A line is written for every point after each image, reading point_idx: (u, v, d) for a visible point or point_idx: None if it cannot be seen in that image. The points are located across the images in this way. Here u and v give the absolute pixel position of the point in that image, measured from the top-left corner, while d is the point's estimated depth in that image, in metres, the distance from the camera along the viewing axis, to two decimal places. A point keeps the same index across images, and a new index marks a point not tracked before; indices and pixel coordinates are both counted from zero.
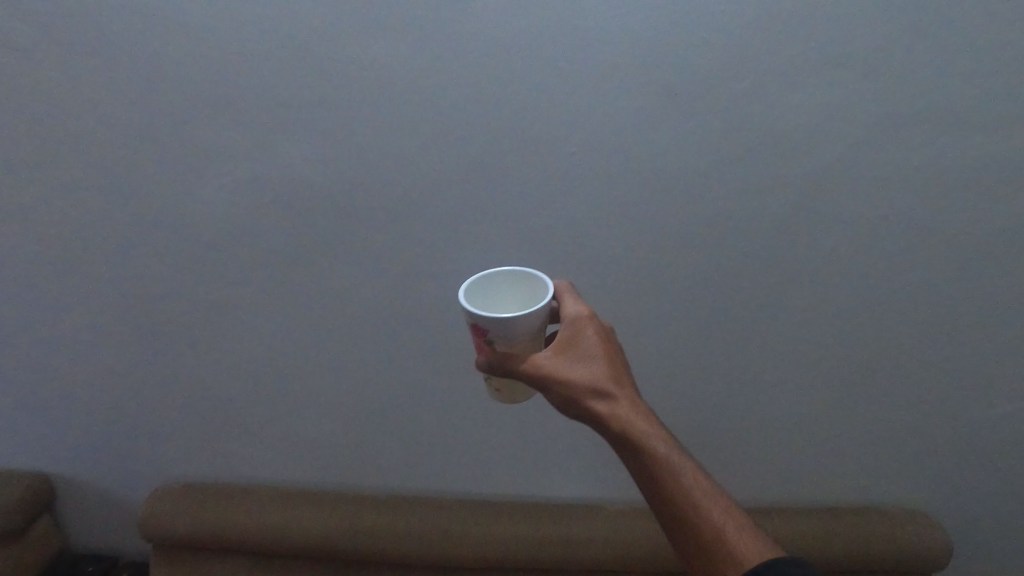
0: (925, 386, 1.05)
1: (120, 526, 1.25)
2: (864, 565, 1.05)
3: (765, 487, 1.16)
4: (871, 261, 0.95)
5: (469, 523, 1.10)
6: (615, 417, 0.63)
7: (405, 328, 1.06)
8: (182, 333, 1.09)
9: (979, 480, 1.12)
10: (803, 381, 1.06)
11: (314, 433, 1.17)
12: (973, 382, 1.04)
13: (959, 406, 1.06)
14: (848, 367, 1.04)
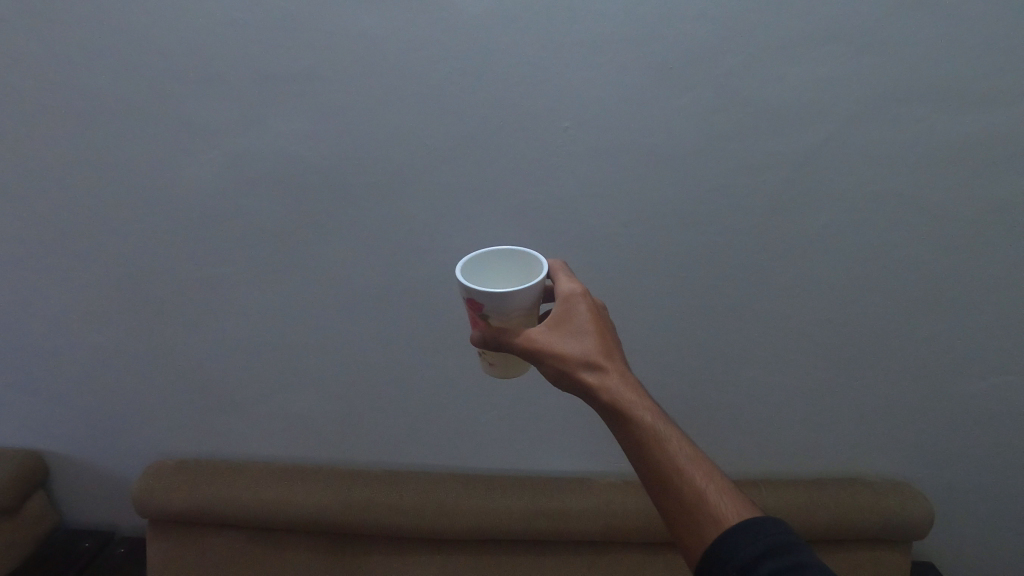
0: (933, 353, 0.98)
1: (114, 500, 1.25)
2: (849, 533, 1.02)
3: (756, 458, 1.12)
4: (889, 226, 0.88)
5: (459, 499, 1.04)
6: (613, 399, 0.56)
7: (379, 303, 1.01)
8: (173, 318, 1.04)
9: (988, 451, 1.06)
10: (810, 350, 1.00)
11: (297, 412, 1.13)
12: (996, 359, 0.97)
13: (972, 375, 0.99)
14: (860, 336, 0.98)
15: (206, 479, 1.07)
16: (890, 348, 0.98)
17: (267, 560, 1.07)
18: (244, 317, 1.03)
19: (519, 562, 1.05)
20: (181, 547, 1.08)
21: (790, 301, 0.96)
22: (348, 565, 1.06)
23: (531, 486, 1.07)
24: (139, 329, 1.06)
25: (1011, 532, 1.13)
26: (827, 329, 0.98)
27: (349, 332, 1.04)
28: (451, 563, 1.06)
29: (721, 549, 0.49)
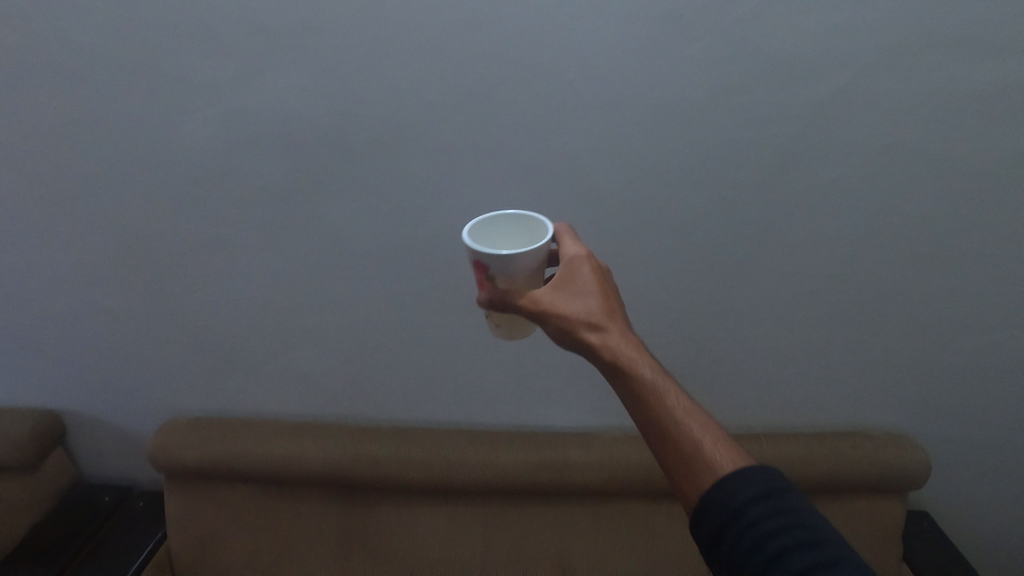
0: (935, 310, 0.98)
1: (130, 456, 1.29)
2: (846, 483, 1.05)
3: (757, 412, 1.14)
4: (896, 182, 0.87)
5: (465, 453, 1.06)
6: (613, 354, 0.57)
7: (381, 263, 1.01)
8: (178, 281, 1.05)
9: (987, 404, 1.07)
10: (812, 307, 1.00)
11: (304, 371, 1.15)
12: (999, 315, 0.97)
13: (976, 329, 0.99)
14: (863, 293, 0.98)
15: (218, 437, 1.10)
16: (893, 304, 0.98)
17: (281, 511, 1.11)
18: (248, 278, 1.04)
19: (524, 512, 1.09)
20: (198, 500, 1.12)
21: (794, 258, 0.95)
22: (359, 515, 1.10)
23: (535, 441, 1.09)
24: (144, 291, 1.07)
25: (1005, 483, 1.16)
26: (830, 286, 0.97)
27: (353, 292, 1.04)
28: (458, 513, 1.09)
29: (716, 496, 0.50)
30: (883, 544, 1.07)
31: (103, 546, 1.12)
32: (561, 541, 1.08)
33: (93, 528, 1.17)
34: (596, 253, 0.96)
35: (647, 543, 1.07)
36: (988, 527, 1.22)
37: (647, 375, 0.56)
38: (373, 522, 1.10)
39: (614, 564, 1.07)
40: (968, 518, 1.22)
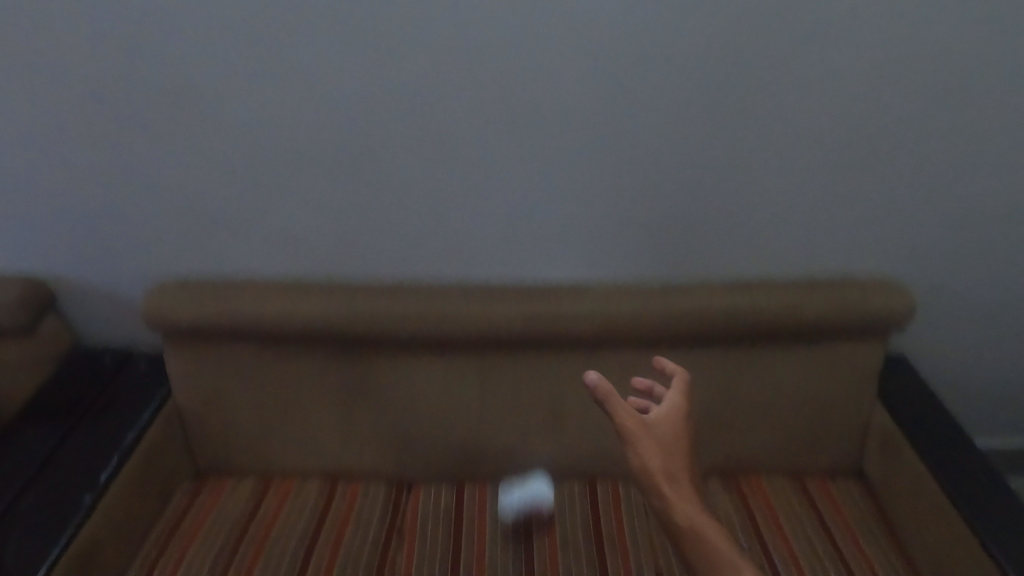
0: (903, 144, 1.03)
1: (121, 323, 1.28)
2: (831, 327, 1.08)
3: (751, 262, 1.13)
4: (847, 12, 0.94)
5: (460, 306, 1.07)
6: (689, 521, 0.75)
7: (379, 102, 1.01)
8: (164, 134, 1.05)
9: (965, 244, 1.12)
10: (789, 147, 1.03)
11: (294, 229, 1.13)
12: (958, 144, 1.03)
13: (957, 166, 1.05)
14: (835, 129, 1.02)
15: (210, 296, 1.09)
16: (882, 139, 1.03)
17: (282, 366, 1.14)
18: (244, 120, 1.03)
19: (518, 361, 1.12)
20: (197, 357, 1.14)
21: (788, 91, 0.99)
22: (358, 368, 1.13)
23: (529, 293, 1.09)
24: (138, 135, 1.05)
25: (974, 322, 1.22)
26: (823, 120, 1.01)
27: (349, 135, 1.04)
28: (455, 364, 1.12)
29: None
30: (857, 384, 1.13)
31: (108, 405, 1.15)
32: (554, 388, 1.13)
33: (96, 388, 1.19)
34: (576, 92, 1.00)
35: (635, 387, 1.13)
36: (956, 370, 1.29)
37: (715, 545, 0.74)
38: (372, 375, 1.13)
39: (603, 406, 1.14)
40: (939, 363, 1.28)
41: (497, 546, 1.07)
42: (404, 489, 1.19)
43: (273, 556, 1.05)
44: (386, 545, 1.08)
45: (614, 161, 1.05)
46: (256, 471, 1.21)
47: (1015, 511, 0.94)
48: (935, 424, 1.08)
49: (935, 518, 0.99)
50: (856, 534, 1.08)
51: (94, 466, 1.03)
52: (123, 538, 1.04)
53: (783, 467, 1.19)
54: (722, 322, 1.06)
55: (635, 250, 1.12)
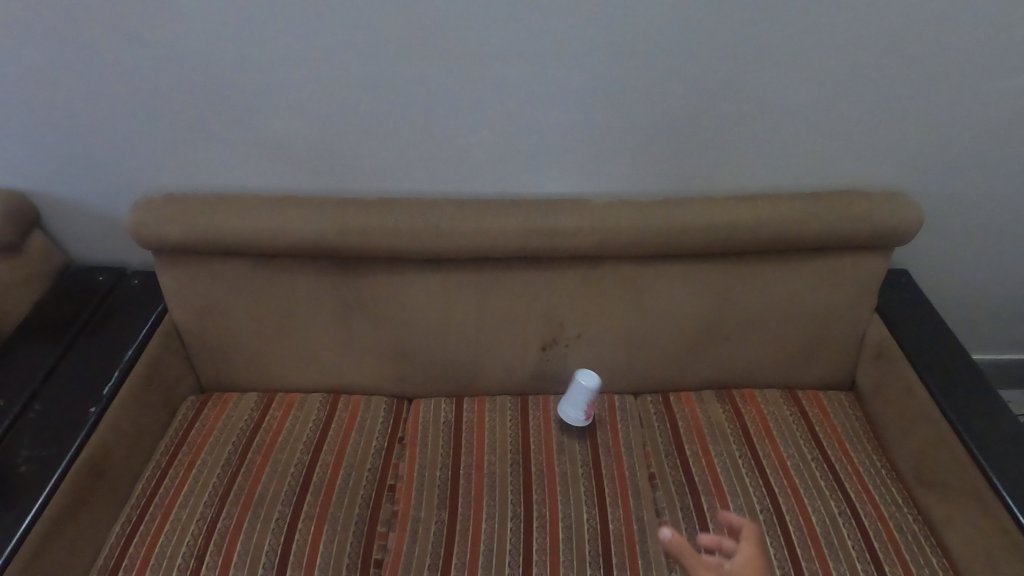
0: (931, 44, 0.95)
1: (111, 240, 1.25)
2: (835, 242, 1.05)
3: (756, 172, 1.09)
4: None
5: (455, 220, 1.04)
6: None
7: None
8: (128, 35, 0.97)
9: (983, 151, 1.07)
10: (807, 47, 0.95)
11: (278, 139, 1.07)
12: (991, 44, 0.95)
13: (988, 65, 0.97)
14: (859, 27, 0.93)
15: (198, 211, 1.05)
16: (909, 36, 0.94)
17: (277, 283, 1.12)
18: (213, 17, 0.95)
19: (516, 277, 1.11)
20: (190, 275, 1.12)
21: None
22: (354, 285, 1.12)
23: (527, 207, 1.06)
24: (98, 35, 0.97)
25: (980, 234, 1.20)
26: (846, 14, 0.92)
27: (328, 34, 0.95)
28: (451, 280, 1.11)
29: None
30: (857, 298, 1.12)
31: (106, 324, 1.16)
32: (552, 303, 1.13)
33: (92, 306, 1.19)
34: None
35: (633, 302, 1.12)
36: (953, 280, 1.30)
37: None
38: (368, 291, 1.13)
39: (601, 321, 1.14)
40: (936, 274, 1.28)
41: (497, 453, 1.10)
42: (405, 404, 1.23)
43: (280, 461, 1.08)
44: (389, 454, 1.11)
45: (616, 62, 0.97)
46: (258, 386, 1.23)
47: (1001, 420, 0.97)
48: (927, 341, 1.10)
49: (924, 424, 1.01)
50: (846, 440, 1.11)
51: (97, 382, 1.06)
52: (133, 446, 1.06)
53: (777, 380, 1.21)
54: (724, 236, 1.04)
55: (636, 160, 1.08)
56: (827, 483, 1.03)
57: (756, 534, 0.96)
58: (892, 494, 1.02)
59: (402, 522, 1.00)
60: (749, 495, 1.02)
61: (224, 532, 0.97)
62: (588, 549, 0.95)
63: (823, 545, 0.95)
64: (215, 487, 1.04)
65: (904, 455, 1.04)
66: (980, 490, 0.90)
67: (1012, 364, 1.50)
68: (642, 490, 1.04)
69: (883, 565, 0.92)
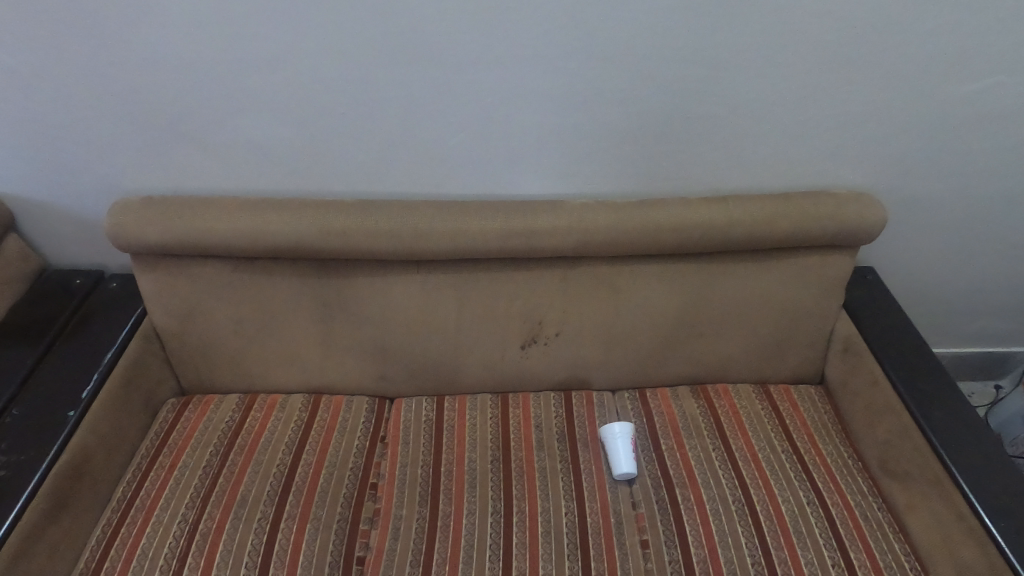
0: (892, 52, 0.98)
1: (88, 243, 1.25)
2: (803, 240, 1.09)
3: (727, 172, 1.13)
4: None
5: (434, 222, 1.06)
6: None
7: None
8: (102, 40, 0.96)
9: (944, 153, 1.11)
10: (775, 53, 0.98)
11: (257, 141, 1.08)
12: (950, 53, 0.98)
13: (949, 70, 1.00)
14: (825, 36, 0.96)
15: (177, 213, 1.05)
16: (873, 41, 0.97)
17: (256, 284, 1.13)
18: (187, 20, 0.94)
19: (495, 276, 1.13)
20: (169, 278, 1.12)
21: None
22: (335, 286, 1.13)
23: (504, 208, 1.07)
24: (71, 37, 0.96)
25: (940, 232, 1.24)
26: (813, 20, 0.95)
27: (305, 37, 0.96)
28: (431, 280, 1.13)
29: None
30: (824, 295, 1.16)
31: (84, 327, 1.16)
32: (530, 302, 1.15)
33: (69, 310, 1.19)
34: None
35: (610, 300, 1.15)
36: (917, 275, 1.35)
37: None
38: (349, 292, 1.14)
39: (579, 320, 1.17)
40: (900, 269, 1.33)
41: (478, 450, 1.12)
42: (386, 403, 1.24)
43: (262, 462, 1.09)
44: (370, 453, 1.13)
45: (591, 66, 0.99)
46: (239, 388, 1.24)
47: (961, 410, 1.01)
48: (891, 334, 1.14)
49: (887, 416, 1.05)
50: (815, 432, 1.15)
51: (76, 385, 1.05)
52: (113, 448, 1.06)
53: (750, 375, 1.25)
54: (697, 236, 1.07)
55: (611, 161, 1.11)
56: (796, 474, 1.07)
57: (728, 525, 0.99)
58: (857, 483, 1.06)
59: (384, 519, 1.02)
60: (721, 486, 1.05)
61: (206, 533, 0.98)
62: (566, 542, 0.98)
63: (792, 533, 0.98)
64: (197, 488, 1.04)
65: (869, 446, 1.08)
66: (939, 478, 0.94)
67: (973, 354, 1.56)
68: (619, 484, 1.07)
69: (848, 551, 0.96)
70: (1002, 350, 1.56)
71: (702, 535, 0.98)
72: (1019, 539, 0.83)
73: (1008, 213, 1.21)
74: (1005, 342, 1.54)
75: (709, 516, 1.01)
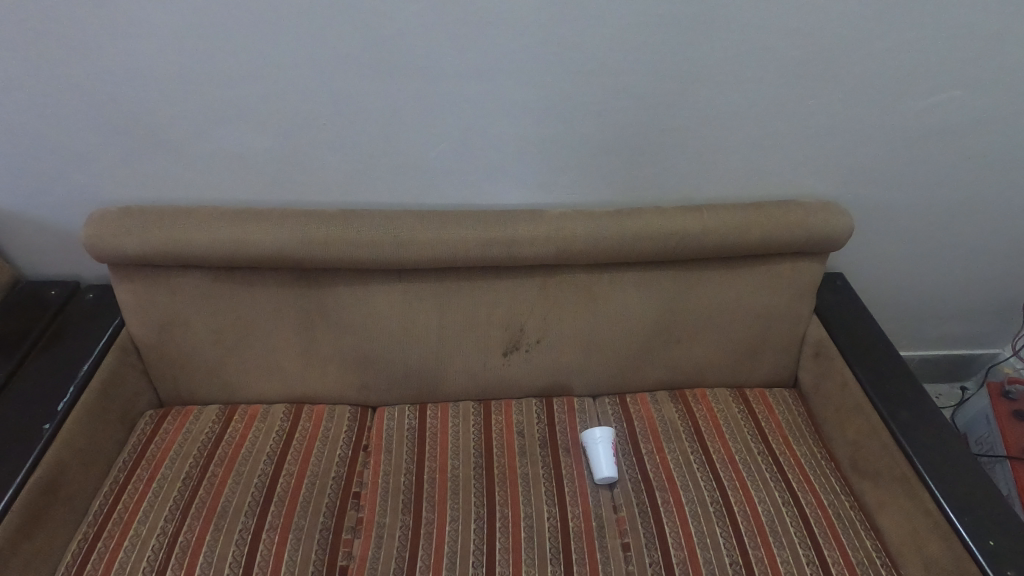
0: (857, 69, 1.02)
1: (65, 253, 1.24)
2: (775, 247, 1.13)
3: (700, 182, 1.17)
4: None
5: (416, 231, 1.07)
6: None
7: (315, 12, 0.93)
8: (81, 53, 0.96)
9: (905, 164, 1.16)
10: (746, 70, 1.02)
11: (239, 151, 1.08)
12: (909, 72, 1.03)
13: (911, 84, 1.05)
14: (793, 54, 1.00)
15: (156, 224, 1.05)
16: (838, 60, 1.01)
17: (237, 295, 1.13)
18: (168, 31, 0.94)
19: (476, 284, 1.15)
20: (147, 289, 1.12)
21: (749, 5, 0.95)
22: (317, 295, 1.14)
23: (485, 218, 1.09)
24: (47, 48, 0.95)
25: (904, 239, 1.30)
26: (782, 37, 0.98)
27: (287, 49, 0.97)
28: (413, 288, 1.14)
29: None
30: (796, 300, 1.20)
31: (58, 340, 1.14)
32: (511, 309, 1.17)
33: (44, 321, 1.17)
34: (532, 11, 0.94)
35: (589, 307, 1.17)
36: (884, 281, 1.40)
37: None
38: (331, 301, 1.14)
39: (559, 327, 1.18)
40: (868, 275, 1.38)
41: (460, 456, 1.13)
42: (369, 412, 1.25)
43: (244, 473, 1.08)
44: (353, 461, 1.13)
45: (570, 78, 1.02)
46: (220, 398, 1.23)
47: (927, 410, 1.04)
48: (860, 337, 1.18)
49: (857, 417, 1.09)
50: (790, 434, 1.18)
51: (51, 398, 1.04)
52: (89, 462, 1.04)
53: (726, 379, 1.28)
54: (672, 244, 1.10)
55: (588, 171, 1.14)
56: (771, 475, 1.10)
57: (706, 526, 1.01)
58: (830, 483, 1.09)
59: (367, 528, 1.02)
60: (700, 489, 1.07)
61: (186, 545, 0.97)
62: (549, 547, 0.99)
63: (768, 533, 1.00)
64: (177, 501, 1.03)
65: (840, 447, 1.12)
66: (906, 476, 0.97)
67: (938, 357, 1.62)
68: (600, 487, 1.09)
69: (822, 550, 0.98)
70: (967, 353, 1.62)
71: (682, 537, 1.00)
72: (981, 533, 0.87)
73: (968, 221, 1.26)
74: (969, 344, 1.60)
75: (688, 518, 1.03)
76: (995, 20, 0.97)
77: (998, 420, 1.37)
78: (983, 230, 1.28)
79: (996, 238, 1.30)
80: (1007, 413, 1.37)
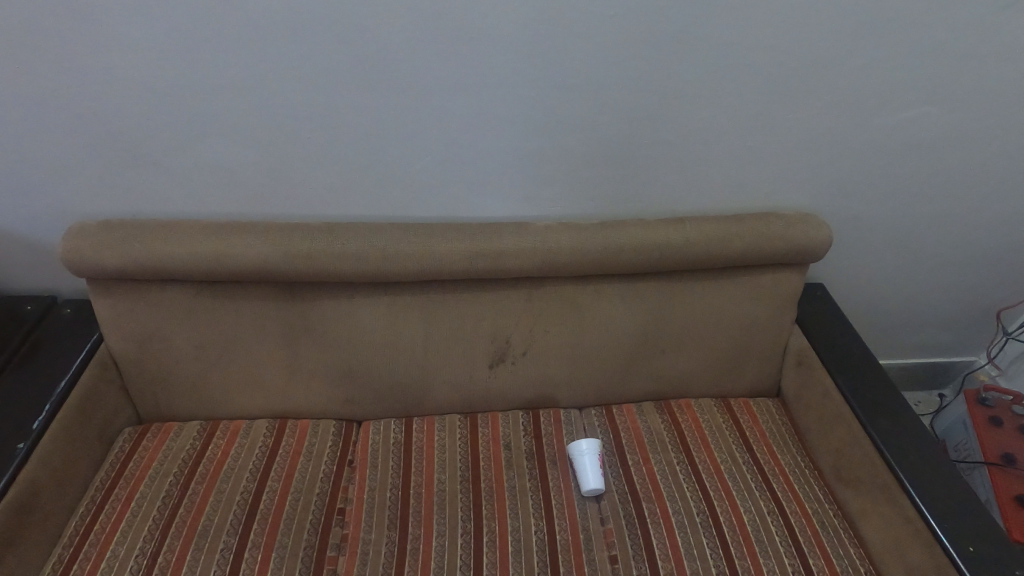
0: (834, 86, 1.05)
1: (43, 267, 1.21)
2: (756, 258, 1.14)
3: (682, 195, 1.19)
4: None
5: (402, 244, 1.07)
6: None
7: (305, 30, 0.94)
8: (63, 63, 0.95)
9: (881, 176, 1.19)
10: (728, 85, 1.04)
11: (222, 163, 1.08)
12: (885, 88, 1.06)
13: (885, 99, 1.08)
14: (773, 71, 1.03)
15: (137, 238, 1.03)
16: (815, 76, 1.04)
17: (220, 308, 1.12)
18: (154, 44, 0.94)
19: (463, 296, 1.15)
20: (128, 304, 1.10)
21: (727, 22, 0.97)
22: (301, 309, 1.13)
23: (470, 229, 1.10)
24: (24, 59, 0.94)
25: (881, 250, 1.33)
26: (762, 55, 1.01)
27: (275, 65, 0.97)
28: (398, 300, 1.14)
29: None
30: (777, 310, 1.22)
31: (36, 355, 1.12)
32: (497, 322, 1.17)
33: (19, 336, 1.14)
34: (520, 28, 0.95)
35: (575, 319, 1.18)
36: (862, 291, 1.43)
37: None
38: (315, 315, 1.13)
39: (546, 339, 1.19)
40: (847, 285, 1.41)
41: (447, 470, 1.12)
42: (353, 426, 1.24)
43: (225, 490, 1.06)
44: (338, 477, 1.12)
45: (554, 93, 1.03)
46: (201, 415, 1.21)
47: (907, 419, 1.06)
48: (840, 347, 1.20)
49: (840, 426, 1.10)
50: (773, 443, 1.19)
51: (25, 415, 1.01)
52: (65, 481, 1.02)
53: (711, 389, 1.29)
54: (656, 255, 1.11)
55: (573, 183, 1.15)
56: (756, 484, 1.11)
57: (693, 536, 1.02)
58: (814, 492, 1.11)
59: (352, 545, 1.00)
60: (686, 499, 1.08)
61: (165, 566, 0.95)
62: (537, 560, 0.98)
63: (754, 542, 1.01)
64: (157, 520, 1.01)
65: (823, 456, 1.13)
66: (888, 484, 0.99)
67: (916, 365, 1.66)
68: (587, 500, 1.08)
69: (808, 559, 0.99)
70: (943, 361, 1.65)
71: (668, 548, 1.00)
72: (962, 539, 0.88)
73: (942, 233, 1.30)
74: (945, 353, 1.64)
75: (675, 528, 1.03)
76: (966, 38, 1.01)
77: (974, 426, 1.40)
78: (957, 242, 1.32)
79: (970, 249, 1.33)
80: (984, 420, 1.39)
